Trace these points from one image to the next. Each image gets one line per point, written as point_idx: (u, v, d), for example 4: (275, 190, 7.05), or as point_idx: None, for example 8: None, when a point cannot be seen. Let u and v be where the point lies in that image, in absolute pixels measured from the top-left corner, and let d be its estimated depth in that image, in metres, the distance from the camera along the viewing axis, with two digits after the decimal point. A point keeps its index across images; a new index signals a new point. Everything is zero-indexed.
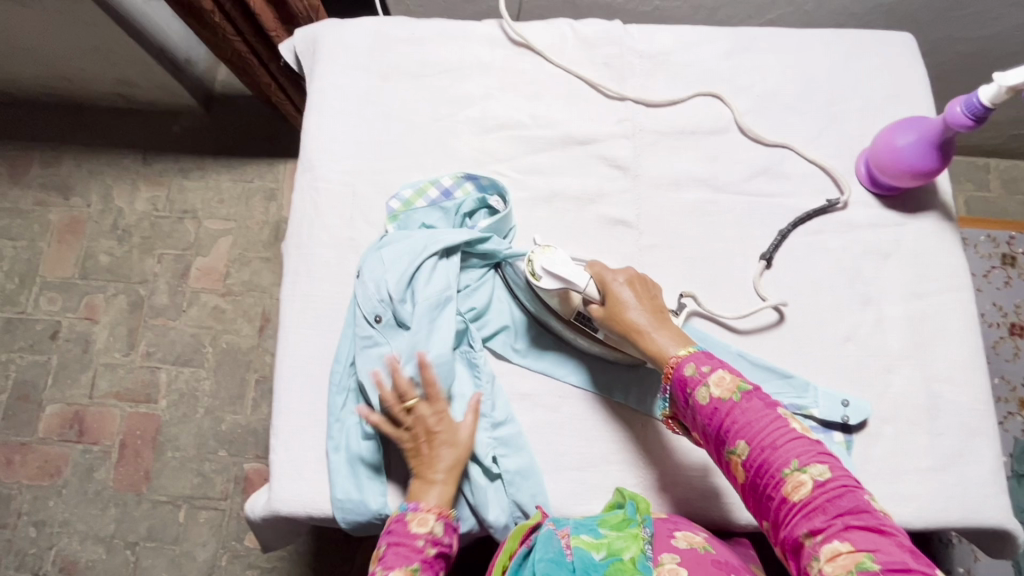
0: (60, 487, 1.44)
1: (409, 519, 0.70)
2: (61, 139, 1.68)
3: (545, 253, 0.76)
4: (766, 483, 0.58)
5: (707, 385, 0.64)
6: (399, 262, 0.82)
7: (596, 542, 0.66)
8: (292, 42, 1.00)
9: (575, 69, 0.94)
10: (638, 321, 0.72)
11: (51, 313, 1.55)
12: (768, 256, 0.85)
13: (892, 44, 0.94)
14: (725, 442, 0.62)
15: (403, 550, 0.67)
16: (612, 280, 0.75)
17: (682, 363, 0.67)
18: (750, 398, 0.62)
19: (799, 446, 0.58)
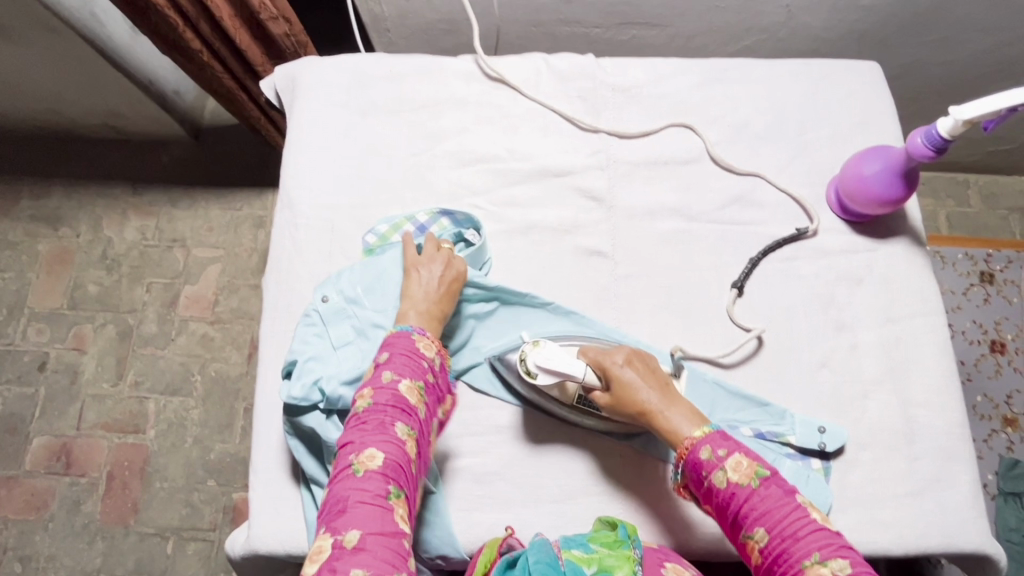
0: (46, 521, 1.42)
1: (416, 338, 0.75)
2: (50, 170, 1.69)
3: (535, 350, 0.78)
4: (784, 571, 0.60)
5: (724, 470, 0.66)
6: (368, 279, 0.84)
7: (587, 556, 0.65)
8: (272, 81, 1.01)
9: (550, 102, 0.95)
10: (648, 402, 0.74)
11: (39, 344, 1.55)
12: (740, 284, 0.86)
13: (859, 73, 0.97)
14: (742, 526, 0.64)
15: (412, 363, 0.72)
16: (613, 362, 0.77)
17: (696, 447, 0.69)
18: (768, 485, 0.64)
19: (818, 538, 0.60)
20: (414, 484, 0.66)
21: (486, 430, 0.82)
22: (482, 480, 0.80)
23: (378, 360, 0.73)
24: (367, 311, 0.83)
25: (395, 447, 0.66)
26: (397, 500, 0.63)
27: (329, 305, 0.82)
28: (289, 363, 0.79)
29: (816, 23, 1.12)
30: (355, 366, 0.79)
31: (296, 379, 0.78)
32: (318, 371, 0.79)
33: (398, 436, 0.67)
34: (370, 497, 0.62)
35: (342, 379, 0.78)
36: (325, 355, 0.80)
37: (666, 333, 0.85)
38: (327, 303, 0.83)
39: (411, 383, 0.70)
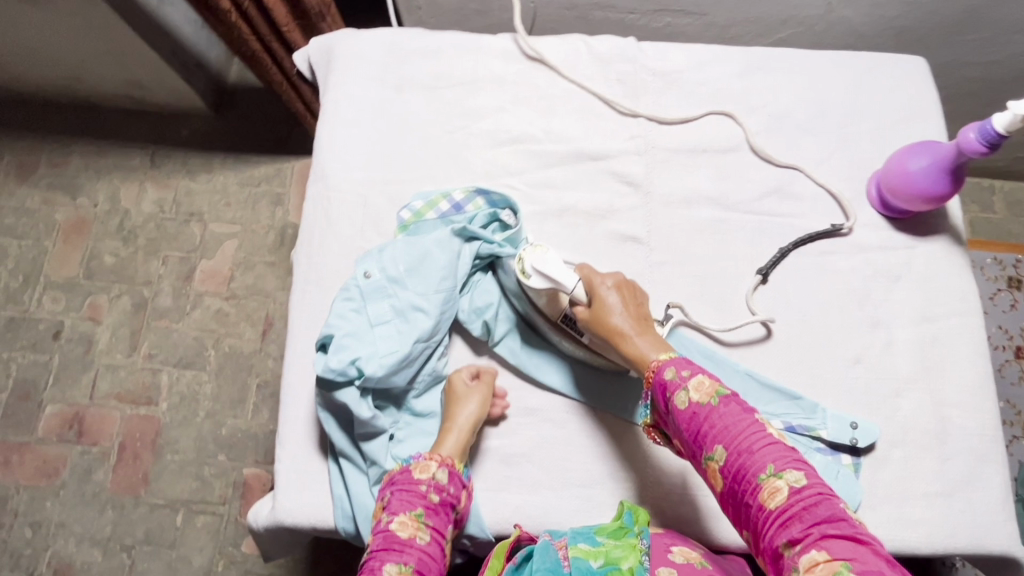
0: (57, 488, 1.43)
1: (412, 468, 0.74)
2: (70, 138, 1.68)
3: (536, 252, 0.77)
4: (743, 489, 0.60)
5: (686, 390, 0.66)
6: (407, 258, 0.83)
7: (593, 550, 0.68)
8: (306, 52, 1.00)
9: (588, 85, 0.94)
10: (623, 326, 0.74)
11: (54, 313, 1.55)
12: (764, 272, 0.85)
13: (904, 67, 0.95)
14: (703, 448, 0.64)
15: (408, 495, 0.71)
16: (600, 283, 0.77)
17: (662, 368, 0.69)
18: (728, 403, 0.64)
19: (775, 451, 0.60)
20: (423, 554, 0.68)
21: (514, 412, 0.82)
22: (508, 461, 0.80)
23: (382, 501, 0.73)
24: (410, 292, 0.82)
25: (394, 525, 0.69)
26: (397, 570, 0.65)
27: (370, 281, 0.81)
28: (326, 336, 0.78)
29: (857, 16, 1.09)
30: (395, 347, 0.79)
31: (333, 352, 0.77)
32: (356, 347, 0.78)
33: (399, 513, 0.70)
34: (372, 572, 0.65)
35: (382, 359, 0.78)
36: (363, 332, 0.79)
37: (699, 321, 0.84)
38: (368, 279, 0.81)
39: (408, 519, 0.70)
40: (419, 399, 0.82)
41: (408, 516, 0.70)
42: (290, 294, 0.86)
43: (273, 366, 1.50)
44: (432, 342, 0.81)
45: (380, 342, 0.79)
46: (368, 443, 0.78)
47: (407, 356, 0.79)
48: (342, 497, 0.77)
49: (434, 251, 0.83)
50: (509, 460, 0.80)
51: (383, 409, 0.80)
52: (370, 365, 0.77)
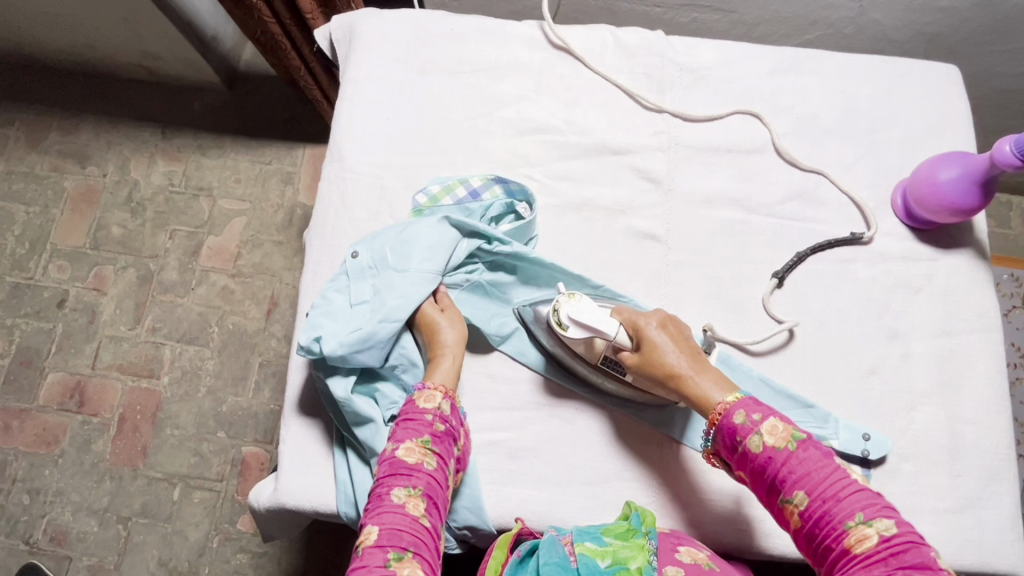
0: (56, 457, 1.43)
1: (416, 397, 0.73)
2: (82, 106, 1.66)
3: (571, 301, 0.76)
4: (825, 533, 0.59)
5: (760, 434, 0.65)
6: (396, 242, 0.81)
7: (600, 549, 0.67)
8: (328, 29, 0.98)
9: (614, 77, 0.92)
10: (682, 367, 0.73)
11: (59, 281, 1.54)
12: (780, 275, 0.84)
13: (938, 75, 0.93)
14: (780, 491, 0.63)
15: (413, 424, 0.70)
16: (646, 325, 0.76)
17: (730, 410, 0.68)
18: (807, 448, 0.63)
19: (861, 498, 0.59)
20: (431, 480, 0.67)
21: (523, 406, 0.81)
22: (515, 455, 0.79)
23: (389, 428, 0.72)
24: (392, 273, 0.80)
25: (400, 452, 0.68)
26: (406, 495, 0.65)
27: (357, 262, 0.80)
28: (307, 313, 0.78)
29: (890, 21, 1.07)
30: (362, 325, 0.77)
31: (309, 328, 0.76)
32: (328, 325, 0.77)
33: (405, 440, 0.69)
34: (380, 498, 0.65)
35: (345, 338, 0.75)
36: (340, 311, 0.78)
37: (715, 323, 0.83)
38: (355, 260, 0.81)
39: (413, 446, 0.68)
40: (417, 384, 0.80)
41: (414, 443, 0.69)
42: (301, 274, 0.84)
43: (276, 346, 1.49)
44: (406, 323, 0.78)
45: (352, 323, 0.77)
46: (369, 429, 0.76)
47: (369, 335, 0.76)
48: (345, 482, 0.76)
49: (422, 238, 0.81)
50: (517, 454, 0.79)
51: (380, 393, 0.79)
52: (333, 344, 0.75)
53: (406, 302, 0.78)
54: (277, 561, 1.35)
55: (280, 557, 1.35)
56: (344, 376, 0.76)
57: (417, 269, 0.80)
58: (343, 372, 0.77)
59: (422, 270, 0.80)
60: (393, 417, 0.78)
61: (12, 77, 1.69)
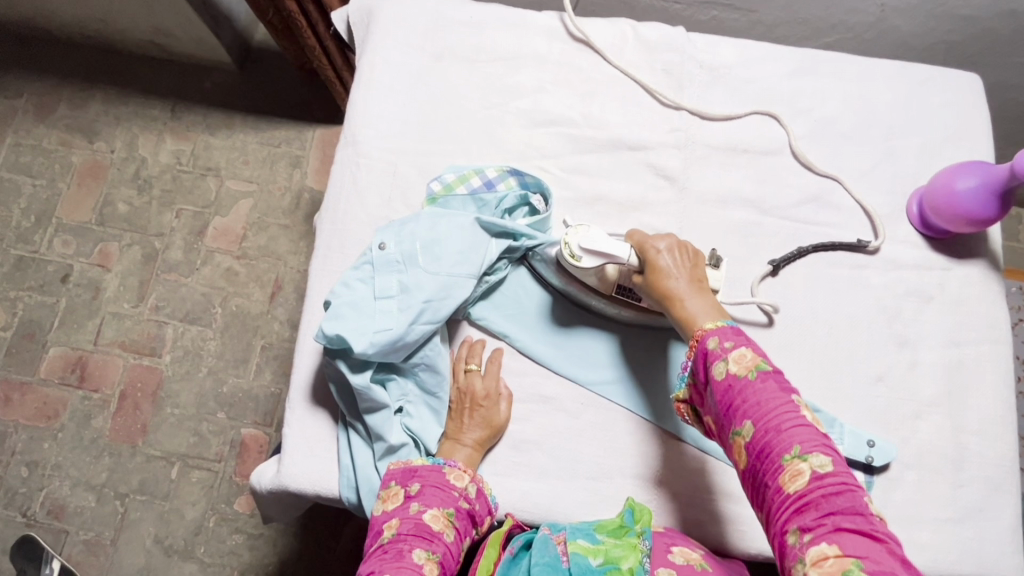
0: (56, 431, 1.43)
1: (447, 471, 0.73)
2: (92, 81, 1.65)
3: (579, 233, 0.76)
4: (765, 468, 0.59)
5: (725, 361, 0.64)
6: (423, 238, 0.78)
7: (593, 548, 0.67)
8: (346, 11, 0.97)
9: (632, 72, 0.91)
10: (677, 289, 0.72)
11: (64, 256, 1.54)
12: (777, 263, 0.84)
13: (959, 84, 0.92)
14: (732, 422, 0.62)
15: (441, 494, 0.71)
16: (652, 247, 0.74)
17: (705, 337, 0.67)
18: (766, 378, 0.62)
19: (805, 435, 0.58)
20: (448, 551, 0.67)
21: (529, 399, 0.81)
22: (519, 447, 0.79)
23: (410, 488, 0.71)
24: (420, 271, 0.77)
25: (426, 516, 0.68)
26: (426, 558, 0.65)
27: (383, 254, 0.77)
28: (327, 301, 0.75)
29: (911, 27, 1.06)
30: (389, 324, 0.74)
31: (329, 318, 0.74)
32: (351, 319, 0.74)
33: (431, 506, 0.69)
34: (399, 555, 0.65)
35: (374, 336, 0.73)
36: (363, 303, 0.75)
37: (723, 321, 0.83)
38: (382, 251, 0.77)
39: (439, 515, 0.69)
40: (426, 375, 0.79)
41: (440, 510, 0.69)
42: (311, 258, 0.84)
43: (278, 329, 1.49)
44: (434, 325, 0.76)
45: (378, 321, 0.74)
46: (373, 417, 0.75)
47: (398, 337, 0.73)
48: (348, 467, 0.76)
49: (450, 235, 0.79)
50: (521, 447, 0.79)
51: (388, 381, 0.78)
52: (360, 343, 0.72)
53: (432, 302, 0.76)
54: (272, 543, 1.35)
55: (275, 540, 1.36)
56: (361, 368, 0.75)
57: (445, 268, 0.77)
58: (361, 363, 0.75)
59: (450, 270, 0.77)
60: (401, 408, 0.78)
61: (22, 49, 1.67)
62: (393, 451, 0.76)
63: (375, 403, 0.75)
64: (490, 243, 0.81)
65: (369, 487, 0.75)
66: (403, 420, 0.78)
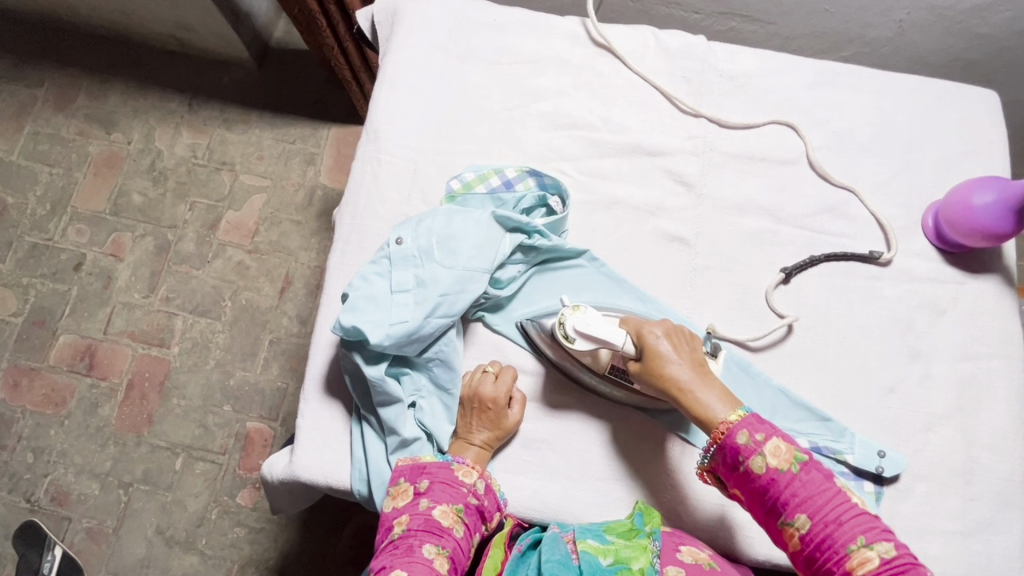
0: (62, 418, 1.44)
1: (455, 467, 0.73)
2: (112, 73, 1.68)
3: (576, 314, 0.74)
4: (827, 556, 0.59)
5: (763, 455, 0.64)
6: (440, 233, 0.79)
7: (602, 548, 0.68)
8: (370, 10, 0.99)
9: (653, 79, 0.92)
10: (682, 377, 0.71)
11: (77, 245, 1.55)
12: (789, 271, 0.85)
13: (977, 100, 0.93)
14: (781, 513, 0.62)
15: (451, 489, 0.71)
16: (650, 333, 0.74)
17: (733, 431, 0.66)
18: (810, 470, 0.62)
19: (862, 521, 0.60)
20: (459, 546, 0.68)
21: (542, 399, 0.81)
22: (531, 446, 0.79)
23: (419, 485, 0.72)
24: (436, 266, 0.77)
25: (435, 512, 0.69)
26: (436, 552, 0.65)
27: (401, 248, 0.78)
28: (345, 294, 0.75)
29: (928, 43, 1.07)
30: (406, 316, 0.74)
31: (347, 310, 0.74)
32: (369, 311, 0.74)
33: (440, 502, 0.70)
34: (409, 549, 0.65)
35: (391, 328, 0.73)
36: (380, 296, 0.75)
37: (737, 329, 0.84)
38: (399, 246, 0.78)
39: (448, 511, 0.69)
40: (439, 371, 0.79)
41: (449, 506, 0.70)
42: (330, 252, 0.85)
43: (287, 324, 1.49)
44: (449, 319, 0.77)
45: (395, 315, 0.74)
46: (385, 411, 0.76)
47: (414, 329, 0.74)
48: (361, 459, 0.76)
49: (466, 231, 0.79)
50: (531, 446, 0.79)
51: (403, 375, 0.78)
52: (376, 335, 0.72)
53: (448, 297, 0.76)
54: (274, 537, 1.36)
55: (276, 533, 1.36)
56: (376, 361, 0.75)
57: (460, 263, 0.78)
58: (376, 355, 0.75)
59: (465, 265, 0.78)
60: (414, 403, 0.78)
61: (45, 39, 1.70)
62: (404, 447, 0.76)
63: (390, 396, 0.75)
64: (506, 237, 0.82)
65: (378, 481, 0.75)
66: (416, 414, 0.78)
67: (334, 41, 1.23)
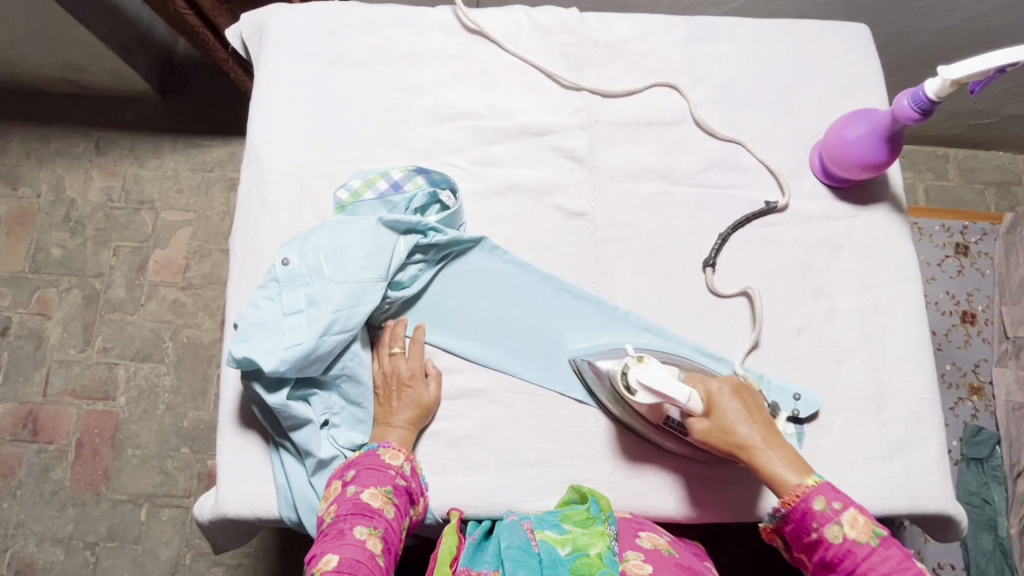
0: (13, 489, 1.39)
1: (381, 452, 0.73)
2: (7, 126, 1.59)
3: (640, 365, 0.73)
4: None
5: (840, 525, 0.64)
6: (327, 247, 0.77)
7: (560, 538, 0.67)
8: (238, 28, 0.95)
9: (531, 58, 0.92)
10: (751, 439, 0.70)
11: (1, 309, 1.49)
12: (712, 262, 0.84)
13: (849, 35, 0.94)
14: None
15: (378, 473, 0.71)
16: (718, 392, 0.73)
17: (809, 496, 0.66)
18: (889, 546, 0.63)
19: None
20: (390, 527, 0.68)
21: (461, 395, 0.80)
22: (456, 444, 0.79)
23: (346, 474, 0.72)
24: (327, 283, 0.76)
25: (364, 495, 0.69)
26: (368, 533, 0.66)
27: (288, 270, 0.76)
28: (235, 324, 0.74)
29: None
30: (299, 339, 0.73)
31: (239, 342, 0.73)
32: (262, 339, 0.73)
33: (369, 485, 0.70)
34: (340, 532, 0.65)
35: (286, 352, 0.72)
36: (272, 322, 0.74)
37: (644, 298, 0.84)
38: (286, 267, 0.76)
39: (377, 494, 0.69)
40: (349, 386, 0.78)
41: (378, 489, 0.70)
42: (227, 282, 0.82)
43: None
44: (348, 334, 0.75)
45: (289, 340, 0.73)
46: (297, 433, 0.75)
47: (310, 351, 0.73)
48: (284, 487, 0.75)
49: (356, 242, 0.78)
50: (457, 445, 0.79)
51: (312, 396, 0.77)
52: (268, 362, 0.71)
53: (342, 313, 0.75)
54: (251, 572, 1.34)
55: (254, 567, 1.34)
56: (278, 387, 0.74)
57: (351, 276, 0.76)
58: (279, 381, 0.75)
59: (357, 277, 0.77)
60: (328, 421, 0.77)
61: None
62: (324, 467, 0.75)
63: (299, 419, 0.74)
64: (400, 241, 0.80)
65: (302, 506, 0.74)
66: (331, 432, 0.77)
67: (219, 45, 1.19)
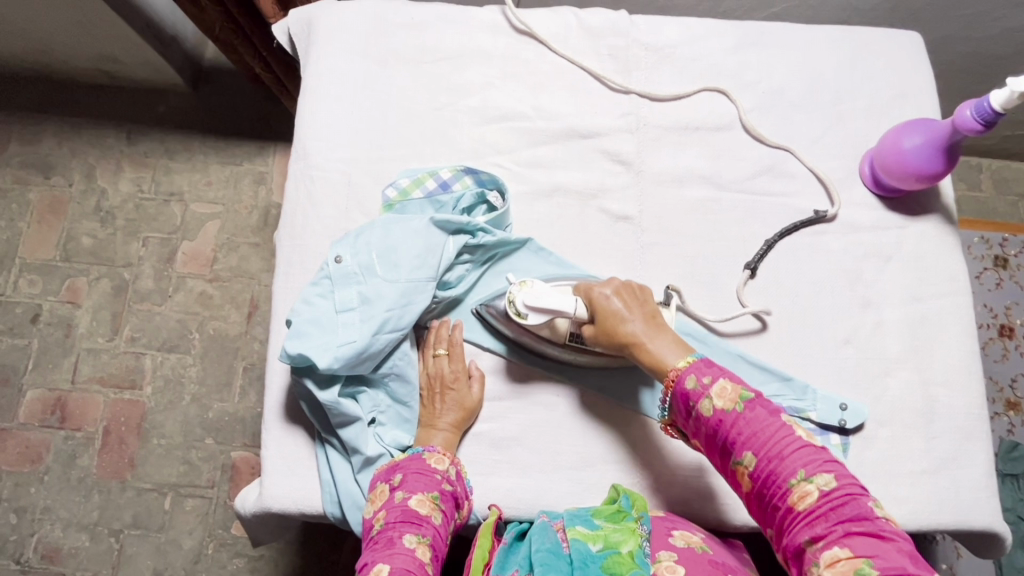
0: (41, 474, 1.40)
1: (426, 456, 0.73)
2: (41, 116, 1.61)
3: (523, 289, 0.76)
4: (773, 493, 0.59)
5: (709, 397, 0.64)
6: (380, 245, 0.78)
7: (591, 534, 0.66)
8: (285, 24, 0.96)
9: (579, 60, 0.91)
10: (634, 333, 0.72)
11: (31, 296, 1.51)
12: (752, 264, 0.84)
13: (901, 43, 0.93)
14: (730, 453, 0.63)
15: (425, 478, 0.71)
16: (598, 293, 0.75)
17: (681, 377, 0.66)
18: (754, 407, 0.62)
19: (804, 455, 0.59)
20: (438, 533, 0.68)
21: (504, 396, 0.80)
22: (499, 445, 0.79)
23: (393, 479, 0.72)
24: (380, 281, 0.76)
25: (412, 502, 0.69)
26: (417, 541, 0.66)
27: (341, 267, 0.76)
28: (288, 320, 0.75)
29: None
30: (353, 337, 0.73)
31: (292, 338, 0.73)
32: (316, 335, 0.73)
33: (416, 491, 0.70)
34: (390, 541, 0.65)
35: (340, 349, 0.73)
36: (325, 318, 0.75)
37: (689, 304, 0.83)
38: (339, 265, 0.77)
39: (425, 500, 0.69)
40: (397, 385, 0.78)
41: (425, 495, 0.70)
42: (273, 277, 0.83)
43: (259, 348, 1.47)
44: (399, 333, 0.76)
45: (342, 336, 0.74)
46: (344, 430, 0.75)
47: (363, 348, 0.73)
48: (329, 482, 0.76)
49: (407, 240, 0.78)
50: (499, 447, 0.79)
51: (360, 394, 0.77)
52: (322, 359, 0.72)
53: (393, 311, 0.76)
54: (273, 564, 1.34)
55: (277, 560, 1.35)
56: (329, 384, 0.74)
57: (402, 274, 0.77)
58: (329, 378, 0.75)
59: (408, 275, 0.77)
60: (374, 420, 0.78)
61: None
62: (370, 465, 0.76)
63: (347, 417, 0.75)
64: (449, 242, 0.81)
65: (346, 503, 0.74)
66: (377, 431, 0.78)
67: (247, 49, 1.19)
